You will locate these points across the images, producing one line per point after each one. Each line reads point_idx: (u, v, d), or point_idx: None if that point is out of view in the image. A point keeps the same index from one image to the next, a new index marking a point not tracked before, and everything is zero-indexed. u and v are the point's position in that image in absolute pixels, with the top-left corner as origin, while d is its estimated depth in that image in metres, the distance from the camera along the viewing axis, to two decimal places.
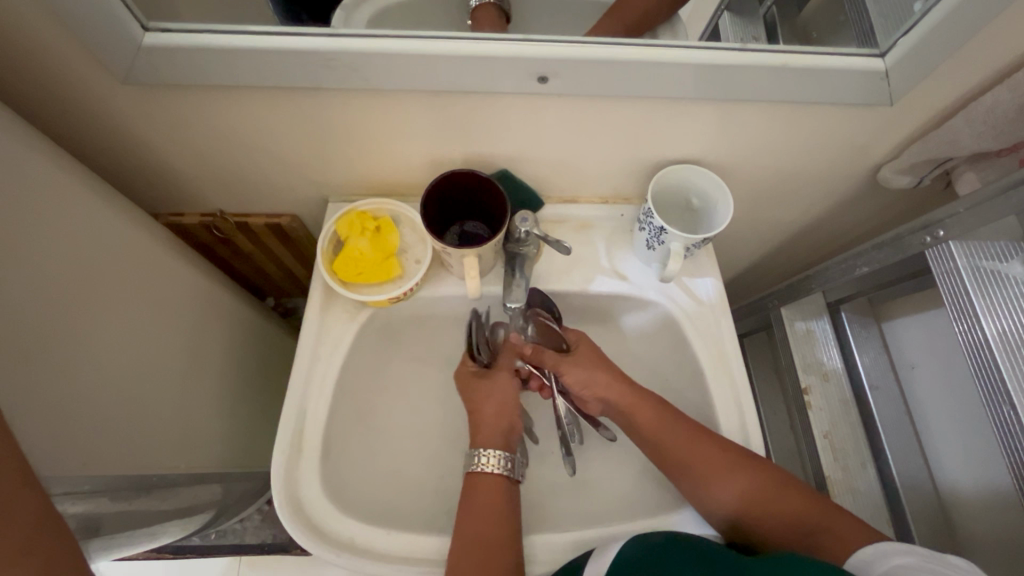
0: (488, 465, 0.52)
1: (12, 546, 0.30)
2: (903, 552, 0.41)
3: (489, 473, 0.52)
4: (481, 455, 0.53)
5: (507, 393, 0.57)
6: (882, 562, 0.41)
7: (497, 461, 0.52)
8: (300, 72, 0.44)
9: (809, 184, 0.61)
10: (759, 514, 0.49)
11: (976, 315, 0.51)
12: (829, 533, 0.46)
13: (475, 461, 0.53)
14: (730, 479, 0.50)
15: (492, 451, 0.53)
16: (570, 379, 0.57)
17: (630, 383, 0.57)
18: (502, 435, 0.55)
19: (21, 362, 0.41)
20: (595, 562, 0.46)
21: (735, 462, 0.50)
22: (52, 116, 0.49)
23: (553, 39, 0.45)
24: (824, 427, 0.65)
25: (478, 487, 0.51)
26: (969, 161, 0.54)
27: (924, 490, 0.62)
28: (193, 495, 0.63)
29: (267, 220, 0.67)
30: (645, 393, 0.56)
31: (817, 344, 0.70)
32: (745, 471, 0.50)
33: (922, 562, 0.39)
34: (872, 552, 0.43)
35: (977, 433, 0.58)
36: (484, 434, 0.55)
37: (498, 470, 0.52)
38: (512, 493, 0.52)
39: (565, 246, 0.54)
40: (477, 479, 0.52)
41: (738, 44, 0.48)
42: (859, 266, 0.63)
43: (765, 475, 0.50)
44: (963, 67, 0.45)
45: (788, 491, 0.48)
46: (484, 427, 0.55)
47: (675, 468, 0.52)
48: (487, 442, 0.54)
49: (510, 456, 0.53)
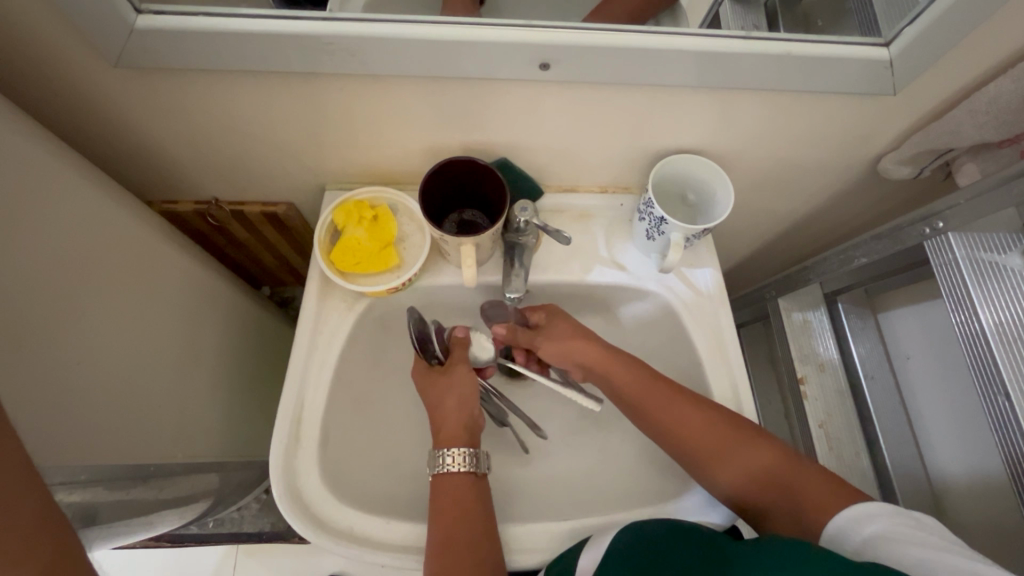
0: (454, 464, 0.51)
1: (15, 541, 0.30)
2: (878, 515, 0.40)
3: (457, 472, 0.51)
4: (446, 456, 0.51)
5: (467, 385, 0.56)
6: (857, 532, 0.41)
7: (461, 458, 0.51)
8: (296, 56, 0.43)
9: (809, 174, 0.61)
10: (754, 489, 0.47)
11: (973, 305, 0.51)
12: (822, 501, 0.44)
13: (439, 462, 0.51)
14: (724, 454, 0.49)
15: (456, 450, 0.51)
16: (547, 354, 0.58)
17: (617, 350, 0.56)
18: (465, 431, 0.54)
19: (14, 351, 0.40)
20: (590, 553, 0.46)
21: (728, 434, 0.49)
22: (43, 102, 0.48)
23: (555, 25, 0.45)
24: (819, 417, 0.66)
25: (445, 487, 0.50)
26: (970, 152, 0.53)
27: (916, 481, 0.62)
28: (190, 485, 0.63)
29: (263, 208, 0.67)
30: (635, 365, 0.55)
31: (814, 335, 0.71)
32: (736, 444, 0.49)
33: (897, 528, 0.39)
34: (847, 520, 0.41)
35: (968, 423, 0.59)
36: (449, 432, 0.53)
37: (464, 468, 0.51)
38: (479, 487, 0.51)
39: (565, 236, 0.54)
40: (443, 480, 0.51)
41: (742, 31, 0.47)
42: (857, 257, 0.63)
43: (756, 446, 0.48)
44: (968, 56, 0.45)
45: (776, 463, 0.47)
46: (446, 426, 0.53)
47: (667, 439, 0.52)
48: (448, 442, 0.52)
49: (473, 452, 0.52)
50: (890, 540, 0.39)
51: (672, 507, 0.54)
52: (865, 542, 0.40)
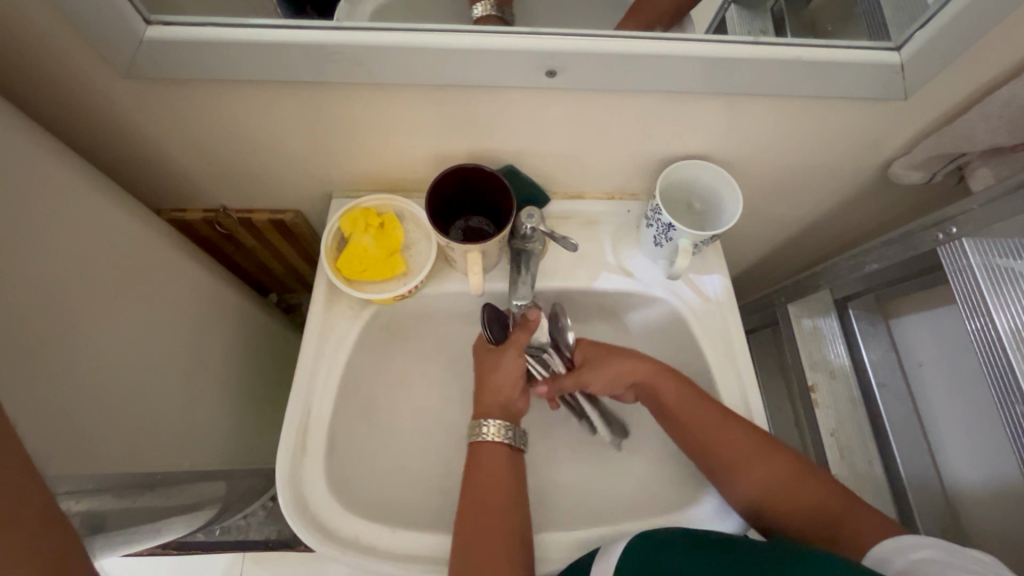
0: (492, 434, 0.53)
1: (19, 546, 0.30)
2: (927, 545, 0.40)
3: (495, 443, 0.53)
4: (483, 426, 0.53)
5: (508, 371, 0.55)
6: (904, 557, 0.40)
7: (499, 430, 0.53)
8: (303, 64, 0.43)
9: (819, 180, 0.60)
10: (780, 505, 0.48)
11: (989, 311, 0.50)
12: (853, 527, 0.45)
13: (478, 432, 0.53)
14: (756, 468, 0.49)
15: (494, 421, 0.53)
16: (596, 387, 0.57)
17: (656, 360, 0.57)
18: (502, 406, 0.55)
19: (22, 360, 0.40)
20: (602, 561, 0.45)
21: (762, 450, 0.50)
22: (54, 112, 0.49)
23: (561, 32, 0.44)
24: (830, 425, 0.65)
25: (482, 454, 0.52)
26: (983, 156, 0.52)
27: (933, 492, 0.61)
28: (197, 492, 0.63)
29: (271, 216, 0.67)
30: (673, 373, 0.55)
31: (825, 342, 0.70)
32: (770, 461, 0.49)
33: (946, 557, 0.38)
34: (894, 546, 0.42)
35: (985, 432, 0.58)
36: (486, 403, 0.55)
37: (501, 440, 0.53)
38: (515, 461, 0.53)
39: (572, 243, 0.53)
40: (481, 448, 0.53)
41: (750, 37, 0.46)
42: (869, 262, 0.62)
43: (790, 465, 0.49)
44: (980, 60, 0.44)
45: (817, 485, 0.48)
46: (486, 395, 0.55)
47: (701, 450, 0.52)
48: (487, 412, 0.55)
49: (511, 426, 0.54)
50: (931, 564, 0.38)
51: (685, 515, 0.54)
52: (907, 564, 0.40)
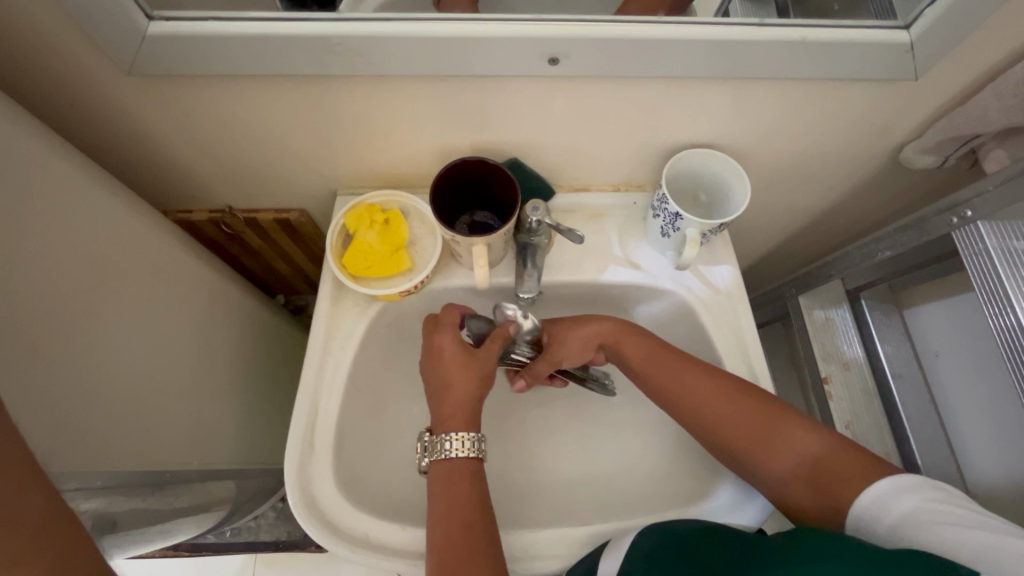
0: (457, 449, 0.48)
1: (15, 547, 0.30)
2: (908, 489, 0.40)
3: (460, 458, 0.48)
4: (445, 440, 0.48)
5: (466, 373, 0.51)
6: (888, 514, 0.40)
7: (465, 443, 0.48)
8: (304, 58, 0.43)
9: (827, 168, 0.59)
10: (762, 450, 0.47)
11: (1008, 298, 0.49)
12: (837, 467, 0.43)
13: (440, 447, 0.48)
14: (731, 416, 0.48)
15: (458, 434, 0.48)
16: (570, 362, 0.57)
17: (626, 323, 0.56)
18: (468, 412, 0.50)
19: (30, 357, 0.40)
20: (614, 556, 0.44)
21: (736, 396, 0.49)
22: (60, 112, 0.49)
23: (562, 18, 0.44)
24: (846, 417, 0.64)
25: (448, 471, 0.47)
26: (997, 138, 0.51)
27: (954, 485, 0.59)
28: (206, 492, 0.63)
29: (276, 215, 0.67)
30: (639, 333, 0.55)
31: (837, 334, 0.69)
32: (745, 406, 0.48)
33: (929, 507, 0.39)
34: (874, 501, 0.41)
35: (1006, 422, 0.56)
36: (449, 413, 0.50)
37: (467, 453, 0.48)
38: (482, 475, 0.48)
39: (577, 236, 0.51)
40: (445, 465, 0.48)
41: (754, 19, 0.46)
42: (881, 250, 0.61)
43: (767, 411, 0.48)
44: (993, 35, 0.43)
45: (797, 425, 0.46)
46: (446, 409, 0.50)
47: (676, 406, 0.51)
48: (451, 424, 0.49)
49: (477, 437, 0.49)
50: (921, 520, 0.38)
51: (698, 509, 0.52)
52: (896, 523, 0.39)
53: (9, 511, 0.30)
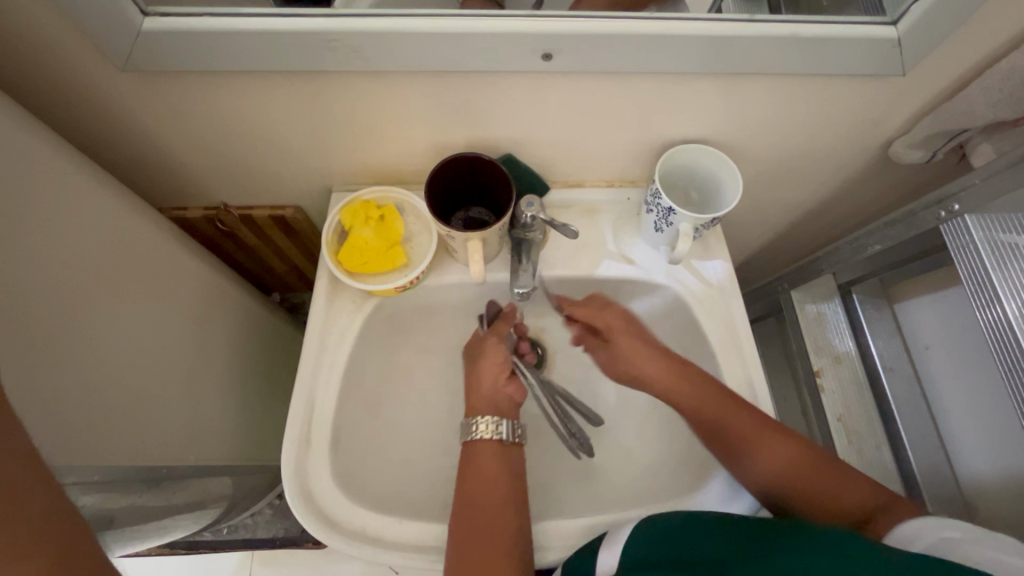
0: (485, 431, 0.51)
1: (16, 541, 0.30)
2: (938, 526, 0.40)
3: (489, 440, 0.51)
4: (476, 422, 0.52)
5: (495, 356, 0.56)
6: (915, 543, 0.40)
7: (490, 425, 0.51)
8: (300, 54, 0.43)
9: (817, 163, 0.60)
10: (759, 456, 0.49)
11: (995, 294, 0.50)
12: (829, 482, 0.46)
13: (469, 429, 0.52)
14: (732, 422, 0.51)
15: (484, 417, 0.52)
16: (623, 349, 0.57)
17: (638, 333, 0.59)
18: (492, 402, 0.54)
19: (27, 353, 0.41)
20: (609, 546, 0.45)
21: (737, 407, 0.51)
22: (54, 108, 0.49)
23: (556, 15, 0.44)
24: (838, 410, 0.65)
25: (475, 452, 0.51)
26: (984, 132, 0.52)
27: (941, 475, 0.60)
28: (204, 488, 0.63)
29: (271, 212, 0.67)
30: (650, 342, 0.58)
31: (827, 327, 0.70)
32: (745, 417, 0.51)
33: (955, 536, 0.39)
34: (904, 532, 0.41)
35: (992, 413, 0.57)
36: (475, 403, 0.54)
37: (493, 436, 0.51)
38: (512, 457, 0.51)
39: (572, 230, 0.52)
40: (474, 446, 0.51)
41: (745, 15, 0.46)
42: (871, 244, 0.63)
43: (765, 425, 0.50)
44: (979, 31, 0.44)
45: (792, 441, 0.49)
46: (476, 397, 0.54)
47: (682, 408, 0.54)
48: (479, 411, 0.53)
49: (503, 420, 0.52)
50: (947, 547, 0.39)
51: (691, 501, 0.53)
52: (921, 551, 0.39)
53: (11, 507, 0.30)
